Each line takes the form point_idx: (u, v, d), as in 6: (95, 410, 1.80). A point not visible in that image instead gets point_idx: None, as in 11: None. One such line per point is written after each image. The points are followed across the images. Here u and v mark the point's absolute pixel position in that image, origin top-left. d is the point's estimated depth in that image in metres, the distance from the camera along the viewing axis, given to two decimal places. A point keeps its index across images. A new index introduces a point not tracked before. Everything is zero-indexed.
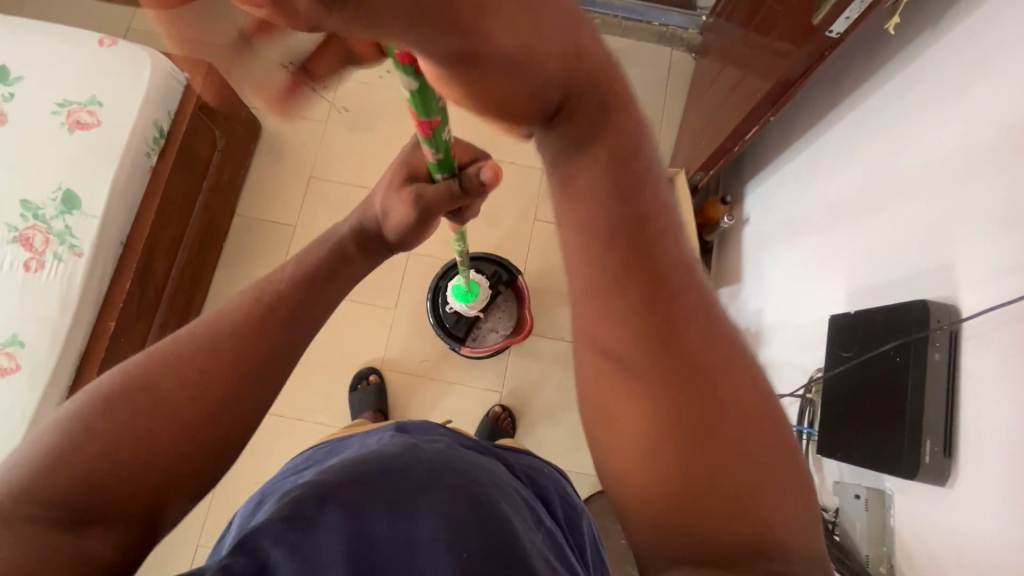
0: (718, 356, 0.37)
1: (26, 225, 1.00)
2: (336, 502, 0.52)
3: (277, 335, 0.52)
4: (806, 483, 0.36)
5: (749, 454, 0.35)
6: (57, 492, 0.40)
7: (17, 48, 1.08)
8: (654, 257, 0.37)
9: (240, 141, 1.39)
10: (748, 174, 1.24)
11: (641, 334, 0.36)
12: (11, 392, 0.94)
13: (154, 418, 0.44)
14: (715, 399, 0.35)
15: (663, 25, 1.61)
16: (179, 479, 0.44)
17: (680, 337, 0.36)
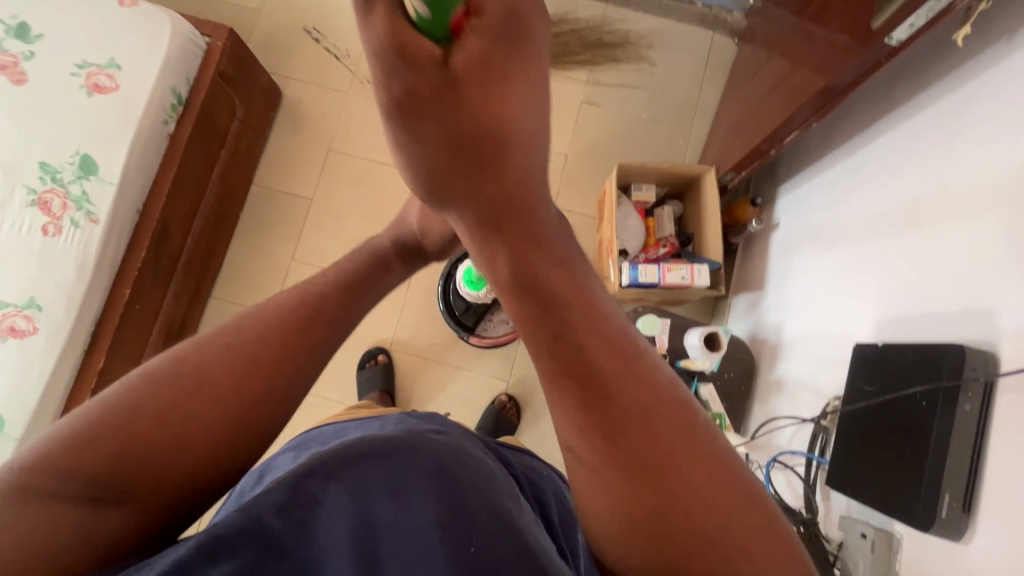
0: (648, 391, 0.45)
1: (44, 188, 1.00)
2: (341, 482, 0.53)
3: (286, 354, 0.59)
4: (739, 492, 0.44)
5: (698, 469, 0.44)
6: (81, 479, 0.48)
7: (38, 5, 1.06)
8: (564, 320, 0.46)
9: (259, 110, 1.37)
10: (783, 176, 1.18)
11: (579, 380, 0.45)
12: (30, 354, 0.97)
13: (179, 419, 0.52)
14: (661, 426, 0.44)
15: (706, 6, 1.51)
16: (190, 479, 0.52)
17: (596, 364, 0.45)
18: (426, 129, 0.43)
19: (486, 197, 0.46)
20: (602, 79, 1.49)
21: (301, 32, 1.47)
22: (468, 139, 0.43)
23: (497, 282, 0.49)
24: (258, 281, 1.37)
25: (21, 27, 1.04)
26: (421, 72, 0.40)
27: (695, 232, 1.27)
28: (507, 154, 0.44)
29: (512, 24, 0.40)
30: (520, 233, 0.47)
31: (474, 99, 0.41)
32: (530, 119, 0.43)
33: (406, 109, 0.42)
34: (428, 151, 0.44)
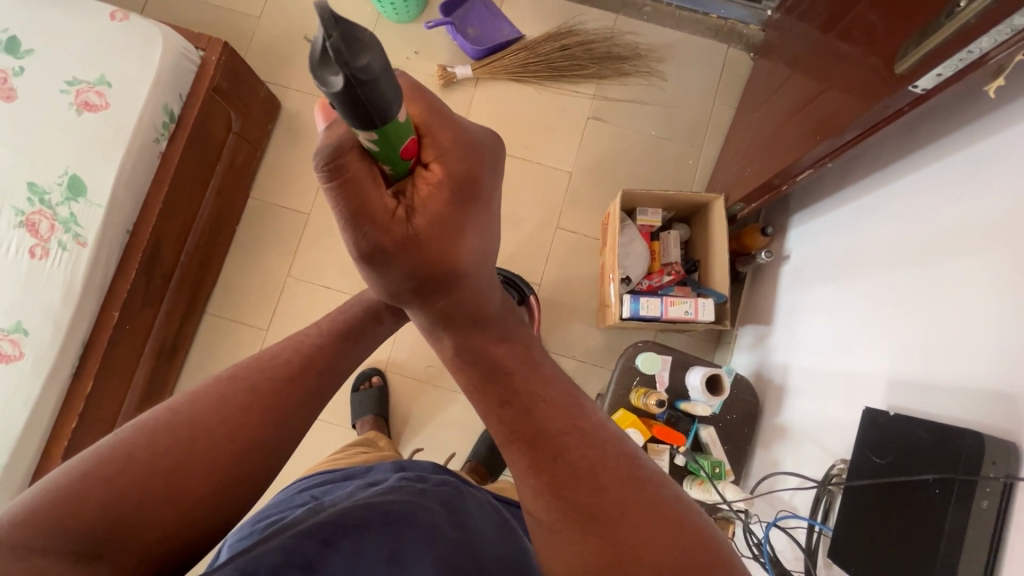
0: (598, 447, 0.48)
1: (32, 209, 0.98)
2: (343, 547, 0.48)
3: (281, 410, 0.55)
4: (710, 554, 0.44)
5: (664, 531, 0.44)
6: (71, 533, 0.43)
7: (30, 19, 1.04)
8: (509, 386, 0.50)
9: (256, 123, 1.34)
10: (796, 207, 1.13)
11: (524, 443, 0.48)
12: (16, 379, 0.95)
13: (179, 468, 0.48)
14: (607, 475, 0.46)
15: (723, 18, 1.45)
16: (188, 532, 0.48)
17: (542, 422, 0.49)
18: (389, 265, 0.41)
19: (441, 307, 0.47)
20: (611, 94, 1.44)
21: (302, 41, 1.43)
22: (426, 273, 0.42)
23: (446, 359, 0.53)
24: (255, 296, 1.35)
25: (12, 41, 1.02)
26: (386, 226, 0.39)
27: (702, 260, 1.23)
28: (464, 256, 0.43)
29: (467, 177, 0.41)
30: (471, 320, 0.50)
31: (432, 249, 0.41)
32: (479, 246, 0.44)
33: (371, 260, 0.41)
34: (390, 278, 0.43)
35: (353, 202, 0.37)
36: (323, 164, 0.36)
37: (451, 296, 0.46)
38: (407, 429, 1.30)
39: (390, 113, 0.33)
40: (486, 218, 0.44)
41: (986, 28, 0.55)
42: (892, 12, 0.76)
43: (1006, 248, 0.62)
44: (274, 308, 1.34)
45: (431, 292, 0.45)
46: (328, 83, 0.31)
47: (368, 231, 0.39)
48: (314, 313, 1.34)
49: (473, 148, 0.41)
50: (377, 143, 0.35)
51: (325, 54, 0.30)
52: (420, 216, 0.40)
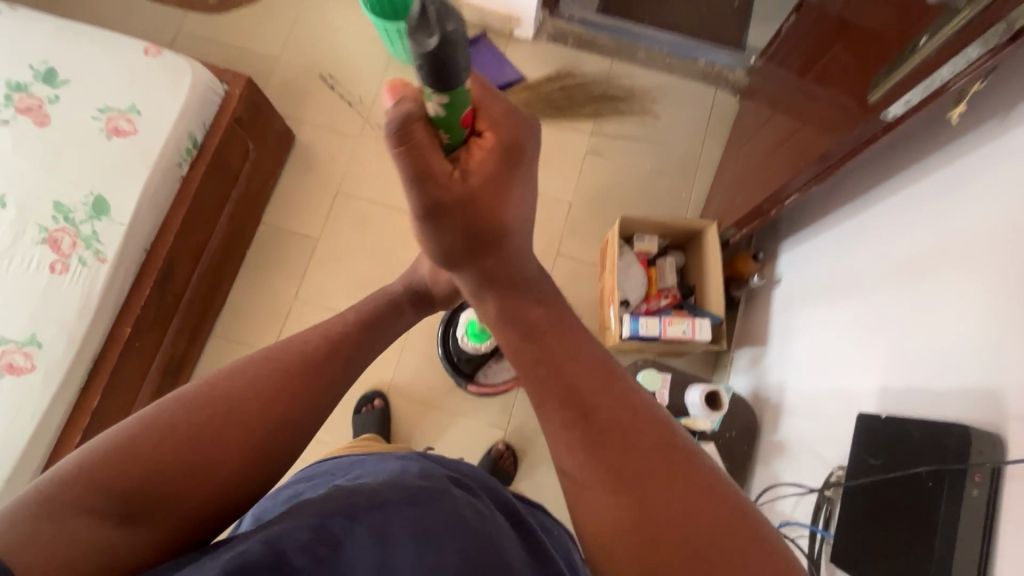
0: (630, 410, 0.49)
1: (56, 227, 1.02)
2: (366, 522, 0.49)
3: (311, 391, 0.58)
4: (731, 513, 0.46)
5: (688, 489, 0.46)
6: (112, 496, 0.45)
7: (68, 53, 1.12)
8: (544, 344, 0.53)
9: (271, 153, 1.40)
10: (785, 233, 1.19)
11: (558, 399, 0.50)
12: (26, 391, 0.97)
13: (216, 441, 0.50)
14: (636, 436, 0.48)
15: (710, 64, 1.56)
16: (218, 504, 0.50)
17: (575, 380, 0.51)
18: (447, 219, 0.50)
19: (487, 265, 0.55)
20: (607, 130, 1.53)
21: (317, 79, 1.53)
22: (477, 228, 0.51)
23: (487, 319, 0.58)
24: (261, 317, 1.38)
25: (50, 73, 1.10)
26: (446, 184, 0.47)
27: (697, 284, 1.27)
28: (507, 215, 0.51)
29: (513, 145, 0.50)
30: (507, 279, 0.56)
31: (483, 205, 0.49)
32: (520, 209, 0.52)
33: (432, 214, 0.49)
34: (446, 233, 0.51)
35: (422, 163, 0.45)
36: (400, 128, 0.43)
37: (494, 253, 0.54)
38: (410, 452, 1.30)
39: (463, 77, 0.42)
40: (524, 183, 0.52)
41: (948, 58, 0.62)
42: (862, 53, 0.84)
43: (980, 259, 0.67)
44: (280, 329, 1.37)
45: (478, 248, 0.53)
46: (422, 44, 0.39)
47: (431, 187, 0.47)
48: None
49: (516, 122, 0.50)
50: (445, 108, 0.44)
51: (423, 20, 0.39)
52: (473, 176, 0.49)
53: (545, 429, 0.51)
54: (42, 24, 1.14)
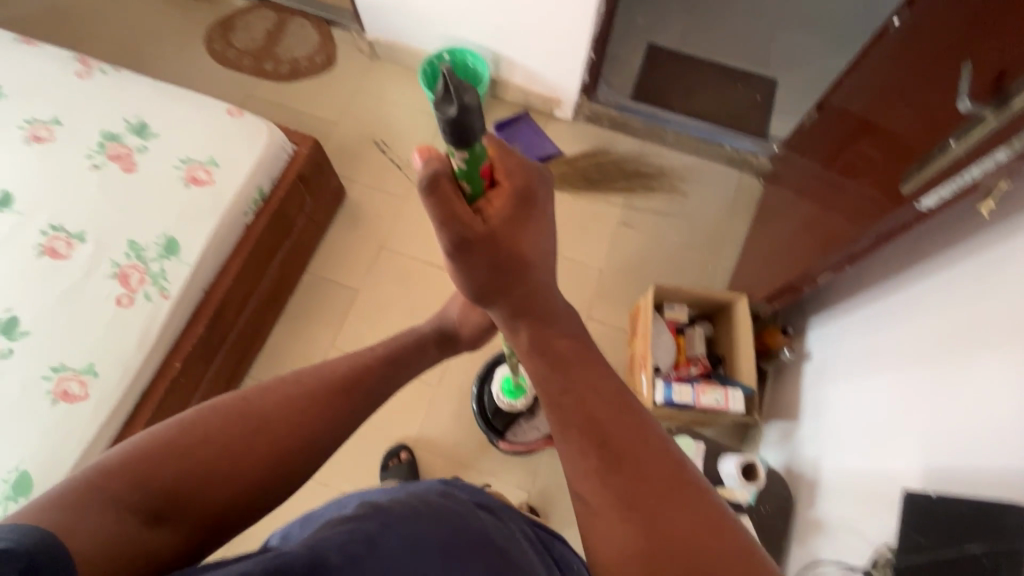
0: (643, 442, 0.54)
1: (128, 263, 1.10)
2: (397, 529, 0.51)
3: (332, 411, 0.64)
4: (730, 545, 0.50)
5: (691, 519, 0.50)
6: (146, 491, 0.50)
7: (159, 110, 1.24)
8: (568, 373, 0.57)
9: (325, 207, 1.50)
10: (814, 310, 1.23)
11: (576, 427, 0.54)
12: (77, 418, 1.01)
13: (243, 453, 0.56)
14: (645, 467, 0.52)
15: (735, 150, 1.66)
16: (236, 506, 0.55)
17: (594, 410, 0.55)
18: (474, 256, 0.54)
19: (515, 297, 0.57)
20: (638, 204, 1.63)
21: (371, 143, 1.66)
22: (502, 262, 0.55)
23: (520, 350, 0.60)
24: (298, 363, 1.41)
25: (142, 126, 1.22)
26: (469, 219, 0.52)
27: (726, 354, 1.30)
28: (528, 249, 0.56)
29: (526, 190, 0.57)
30: (536, 312, 0.59)
31: (505, 242, 0.55)
32: (540, 243, 0.57)
33: (462, 251, 0.53)
34: (473, 266, 0.55)
35: (448, 205, 0.51)
36: (427, 176, 0.51)
37: (518, 289, 0.57)
38: None
39: (479, 138, 0.51)
40: (541, 223, 0.58)
41: (976, 159, 0.69)
42: (889, 149, 0.92)
43: (1016, 341, 0.70)
44: None
45: (502, 284, 0.56)
46: (445, 112, 0.48)
47: (456, 227, 0.52)
48: None
49: (528, 172, 0.58)
50: (466, 162, 0.53)
51: (447, 94, 0.48)
52: (491, 218, 0.55)
53: (563, 453, 0.55)
54: (139, 84, 1.28)
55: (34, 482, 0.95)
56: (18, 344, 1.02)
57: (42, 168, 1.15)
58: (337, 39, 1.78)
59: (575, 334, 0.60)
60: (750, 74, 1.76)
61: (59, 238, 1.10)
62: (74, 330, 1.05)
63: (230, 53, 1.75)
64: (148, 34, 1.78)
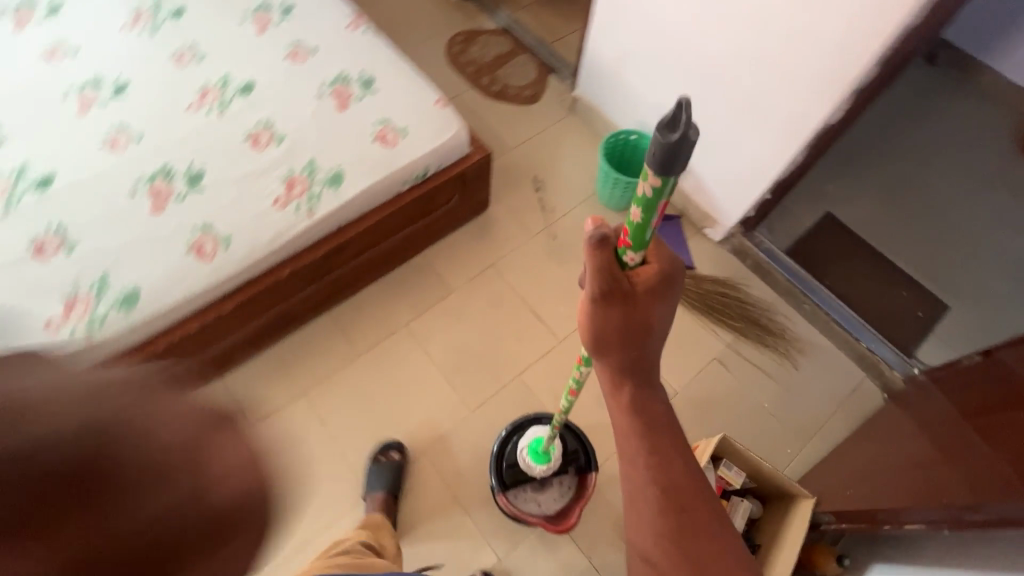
0: (702, 510, 0.65)
1: (300, 176, 1.27)
2: None
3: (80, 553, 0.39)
4: None
5: None
6: None
7: (388, 75, 1.44)
8: (658, 441, 0.64)
9: (466, 210, 1.62)
10: (883, 556, 1.07)
11: (657, 492, 0.64)
12: (193, 271, 1.16)
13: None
14: (705, 535, 0.64)
15: (869, 351, 1.53)
16: None
17: (674, 484, 0.64)
18: (613, 309, 0.58)
19: (632, 356, 0.61)
20: (743, 350, 1.55)
21: (530, 178, 1.77)
22: (632, 323, 0.59)
23: (615, 405, 0.65)
24: (369, 325, 1.50)
25: (369, 81, 1.42)
26: (621, 279, 0.58)
27: (763, 546, 1.17)
28: (655, 318, 0.60)
29: (671, 272, 0.62)
30: (641, 378, 0.63)
31: (642, 307, 0.60)
32: (665, 321, 0.62)
33: (607, 301, 0.58)
34: (602, 318, 0.59)
35: (611, 262, 0.56)
36: (601, 232, 0.55)
37: (632, 351, 0.61)
38: (409, 524, 1.29)
39: (682, 172, 0.53)
40: (672, 304, 0.62)
41: None
42: None
43: None
44: (375, 344, 1.48)
45: (624, 344, 0.60)
46: (666, 135, 0.50)
47: (609, 280, 0.57)
48: (404, 367, 1.46)
49: (676, 261, 0.63)
50: (652, 192, 0.55)
51: (670, 120, 0.50)
52: (637, 283, 0.60)
53: (635, 506, 0.65)
54: (385, 48, 1.50)
55: (138, 301, 1.12)
56: (193, 195, 1.22)
57: (284, 79, 1.39)
58: (549, 84, 1.96)
59: (666, 413, 0.65)
60: (922, 287, 1.64)
61: (265, 133, 1.31)
62: (234, 205, 1.22)
63: (461, 58, 2.00)
64: (408, 17, 2.08)
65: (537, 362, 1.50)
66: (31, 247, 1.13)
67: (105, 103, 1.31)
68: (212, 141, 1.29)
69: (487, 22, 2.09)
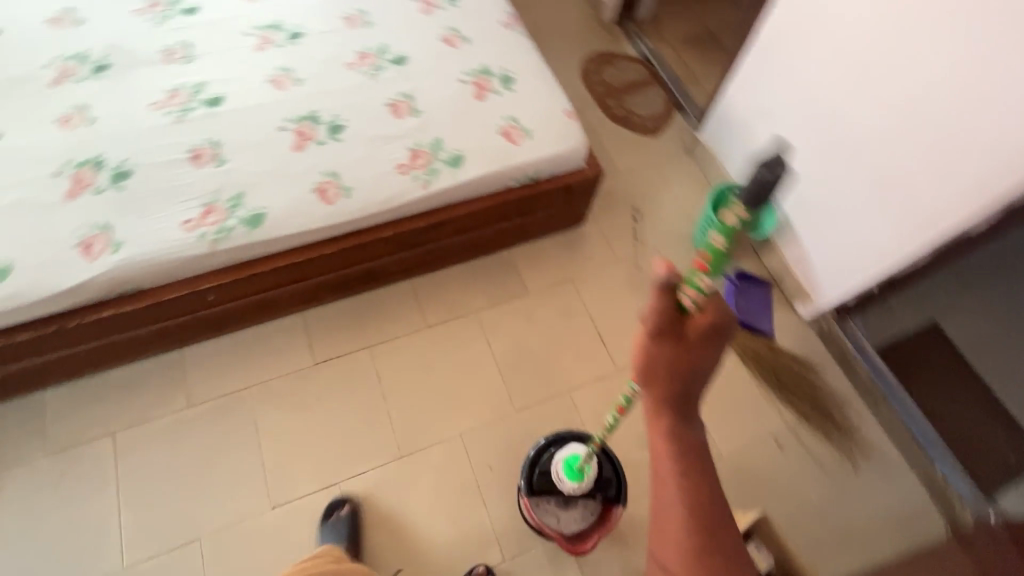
0: (733, 554, 0.64)
1: (426, 150, 1.36)
2: None
3: None
4: None
5: None
6: None
7: (527, 78, 1.51)
8: (694, 479, 0.64)
9: (562, 220, 1.65)
10: None
11: (686, 525, 0.64)
12: (314, 210, 1.26)
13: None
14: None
15: (944, 480, 1.43)
16: None
17: (706, 523, 0.64)
18: (661, 349, 0.60)
19: (676, 393, 0.62)
20: (801, 435, 1.48)
21: (630, 207, 1.79)
22: (679, 364, 0.61)
23: (654, 436, 0.66)
24: (442, 301, 1.56)
25: (509, 79, 1.50)
26: (673, 322, 0.60)
27: None
28: (704, 362, 0.61)
29: (727, 322, 0.61)
30: (683, 417, 0.65)
31: (688, 351, 0.60)
32: (712, 368, 0.62)
33: (656, 339, 0.60)
34: (650, 354, 0.61)
35: (664, 304, 0.59)
36: (661, 275, 0.57)
37: (676, 389, 0.62)
38: (429, 498, 1.34)
39: None
40: (721, 351, 0.61)
41: None
42: None
43: None
44: (443, 321, 1.54)
45: (670, 381, 0.62)
46: None
47: (661, 321, 0.59)
48: (464, 351, 1.51)
49: (734, 313, 0.62)
50: None
51: (770, 165, 0.66)
52: (691, 327, 0.60)
53: (660, 532, 0.66)
54: (530, 51, 1.57)
55: (261, 224, 1.23)
56: (330, 143, 1.34)
57: (434, 60, 1.49)
58: (672, 121, 1.97)
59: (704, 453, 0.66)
60: (1019, 428, 1.51)
61: (405, 104, 1.41)
62: (362, 161, 1.33)
63: (593, 76, 2.04)
64: None
65: (589, 383, 1.51)
66: (189, 153, 1.28)
67: (279, 45, 1.47)
68: (357, 100, 1.41)
69: (627, 48, 2.12)
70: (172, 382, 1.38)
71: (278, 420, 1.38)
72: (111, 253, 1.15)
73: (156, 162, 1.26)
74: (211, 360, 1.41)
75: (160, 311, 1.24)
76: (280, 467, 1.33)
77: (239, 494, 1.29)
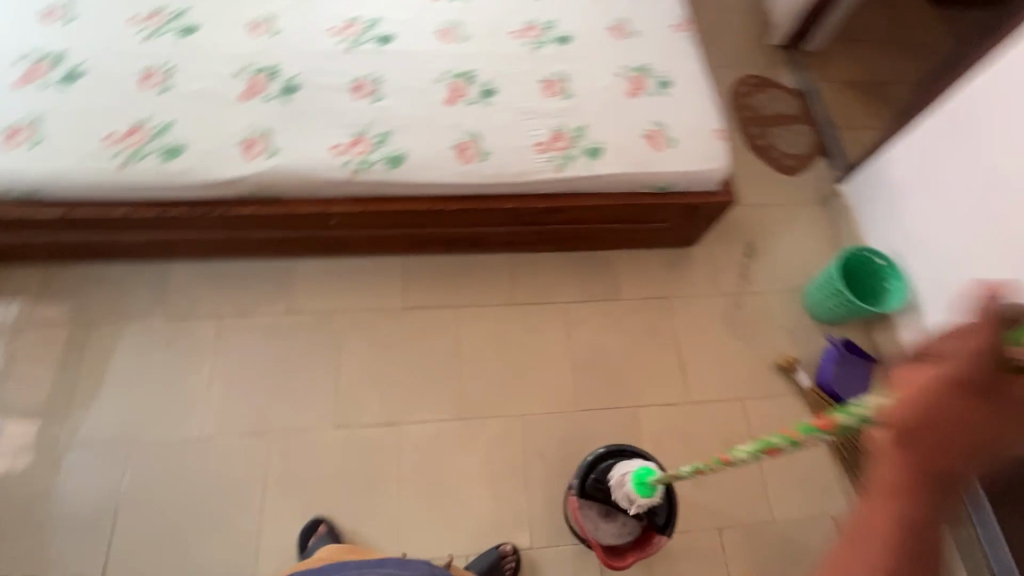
0: None
1: (568, 134, 1.36)
2: None
3: None
4: None
5: None
6: None
7: (685, 87, 1.47)
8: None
9: (674, 237, 1.61)
10: None
11: None
12: (449, 164, 1.29)
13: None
14: None
15: None
16: None
17: None
18: (968, 396, 0.48)
19: (943, 464, 0.50)
20: None
21: (744, 242, 1.72)
22: (977, 425, 0.48)
23: (877, 508, 0.51)
24: (535, 283, 1.57)
25: (666, 84, 1.46)
26: (996, 371, 0.48)
27: None
28: (1004, 434, 0.49)
29: None
30: (931, 500, 0.50)
31: (999, 413, 0.48)
32: (1005, 450, 0.49)
33: (965, 380, 0.48)
34: (943, 398, 0.48)
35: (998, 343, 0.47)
36: (1011, 310, 0.47)
37: (950, 457, 0.49)
38: (476, 466, 1.37)
39: None
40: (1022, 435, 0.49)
41: None
42: None
43: None
44: (531, 302, 1.55)
45: (950, 443, 0.49)
46: None
47: (985, 362, 0.47)
48: (543, 337, 1.52)
49: None
50: None
51: None
52: (1008, 388, 0.48)
53: None
54: (694, 60, 1.52)
55: (399, 164, 1.28)
56: (480, 105, 1.36)
57: (596, 49, 1.49)
58: (814, 167, 1.86)
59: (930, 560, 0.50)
60: None
61: (558, 84, 1.42)
62: (505, 130, 1.34)
63: (743, 99, 1.95)
64: (715, 37, 2.06)
65: (656, 405, 1.49)
66: (352, 83, 1.35)
67: None
68: (514, 70, 1.43)
69: (786, 79, 2.01)
70: (278, 288, 1.48)
71: (359, 350, 1.45)
72: (266, 157, 1.23)
73: (322, 84, 1.33)
74: (315, 277, 1.50)
75: (289, 221, 1.32)
76: (351, 392, 1.41)
77: (309, 406, 1.38)
